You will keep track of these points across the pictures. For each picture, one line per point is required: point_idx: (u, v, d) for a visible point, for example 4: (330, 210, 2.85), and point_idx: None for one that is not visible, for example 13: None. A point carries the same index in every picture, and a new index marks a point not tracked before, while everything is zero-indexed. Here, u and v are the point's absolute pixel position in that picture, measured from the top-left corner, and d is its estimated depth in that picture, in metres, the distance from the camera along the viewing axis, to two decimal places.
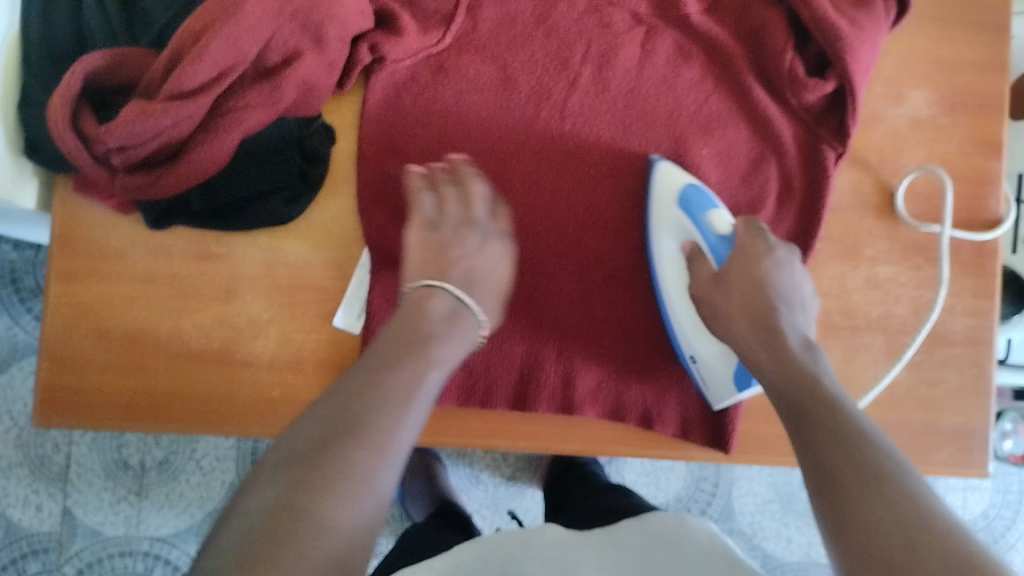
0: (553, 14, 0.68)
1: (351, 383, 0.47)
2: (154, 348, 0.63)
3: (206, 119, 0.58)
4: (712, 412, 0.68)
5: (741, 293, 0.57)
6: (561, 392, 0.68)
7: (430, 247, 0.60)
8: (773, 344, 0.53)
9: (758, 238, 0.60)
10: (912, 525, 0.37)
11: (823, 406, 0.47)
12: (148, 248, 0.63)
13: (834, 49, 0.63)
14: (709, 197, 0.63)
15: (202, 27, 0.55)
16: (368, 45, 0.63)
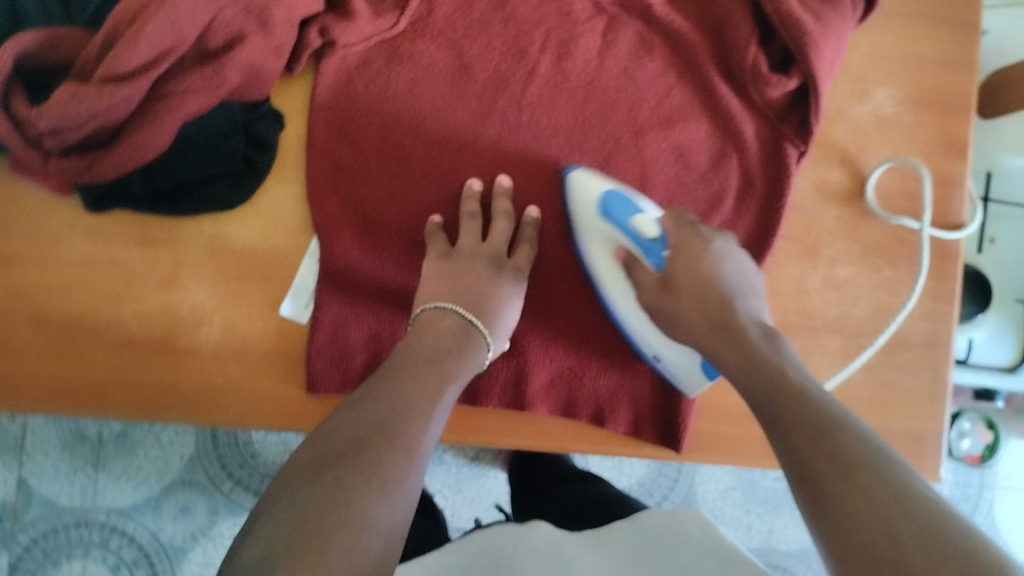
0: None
1: (376, 398, 0.50)
2: (94, 334, 0.62)
3: (144, 102, 0.56)
4: (665, 410, 0.68)
5: (692, 296, 0.56)
6: (513, 387, 0.67)
7: (443, 276, 0.62)
8: (734, 340, 0.52)
9: (691, 234, 0.58)
10: (891, 510, 0.35)
11: (790, 395, 0.45)
12: (89, 231, 0.62)
13: (798, 45, 0.62)
14: (627, 197, 0.61)
15: (138, 8, 0.53)
16: (318, 28, 0.62)
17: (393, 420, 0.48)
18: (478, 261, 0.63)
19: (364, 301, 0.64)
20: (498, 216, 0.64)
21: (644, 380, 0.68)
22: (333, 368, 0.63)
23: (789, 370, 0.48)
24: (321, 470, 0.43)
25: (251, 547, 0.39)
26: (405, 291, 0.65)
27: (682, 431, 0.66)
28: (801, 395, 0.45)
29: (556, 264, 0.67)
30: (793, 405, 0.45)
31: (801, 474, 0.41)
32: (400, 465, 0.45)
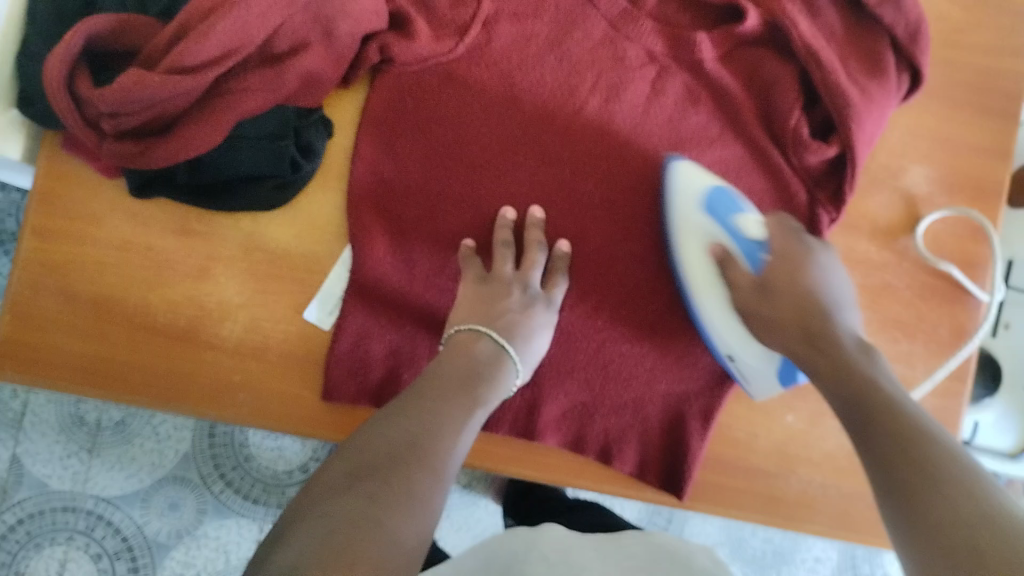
0: (567, 39, 0.68)
1: (410, 412, 0.51)
2: (121, 318, 0.62)
3: (202, 98, 0.57)
4: (671, 455, 0.68)
5: (793, 299, 0.57)
6: (525, 417, 0.67)
7: (478, 300, 0.62)
8: (828, 343, 0.54)
9: (794, 241, 0.60)
10: (971, 520, 0.36)
11: (881, 404, 0.48)
12: (128, 215, 0.62)
13: (840, 114, 0.64)
14: (734, 200, 0.63)
15: (212, 5, 0.55)
16: (377, 47, 0.63)
17: (421, 438, 0.49)
18: (512, 287, 0.63)
19: (390, 316, 0.65)
20: (534, 245, 0.64)
21: (653, 425, 0.69)
22: (350, 378, 0.64)
23: (879, 380, 0.50)
24: (355, 481, 0.44)
25: (283, 553, 0.39)
26: (432, 308, 0.66)
27: (688, 479, 0.67)
28: (887, 406, 0.48)
29: (582, 303, 0.68)
30: (884, 426, 0.46)
31: (893, 486, 0.42)
32: (427, 479, 0.46)
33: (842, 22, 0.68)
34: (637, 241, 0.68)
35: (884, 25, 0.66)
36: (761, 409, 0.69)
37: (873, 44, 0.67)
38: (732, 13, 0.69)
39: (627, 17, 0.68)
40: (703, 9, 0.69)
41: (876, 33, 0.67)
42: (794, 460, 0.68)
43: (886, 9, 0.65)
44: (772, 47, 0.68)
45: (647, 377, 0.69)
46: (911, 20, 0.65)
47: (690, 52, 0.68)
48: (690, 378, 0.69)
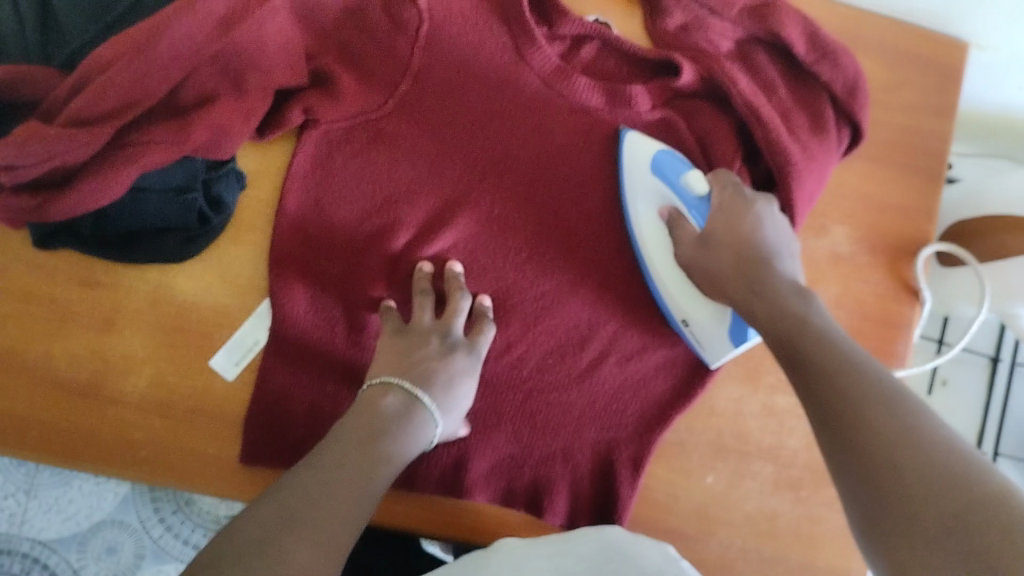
0: (502, 98, 0.67)
1: (293, 481, 0.49)
2: (22, 370, 0.61)
3: (105, 150, 0.56)
4: (602, 501, 0.68)
5: (729, 250, 0.58)
6: (452, 474, 0.66)
7: (393, 351, 0.60)
8: (763, 284, 0.55)
9: (735, 196, 0.60)
10: (939, 489, 0.37)
11: (818, 354, 0.49)
12: (32, 265, 0.61)
13: (781, 174, 0.65)
14: (683, 162, 0.64)
15: (111, 58, 0.53)
16: (302, 107, 0.62)
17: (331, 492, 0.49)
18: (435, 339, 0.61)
19: (310, 373, 0.64)
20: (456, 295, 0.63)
21: (583, 472, 0.68)
22: (267, 437, 0.63)
23: (812, 321, 0.51)
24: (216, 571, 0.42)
25: None
26: (353, 365, 0.65)
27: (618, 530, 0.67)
28: (833, 377, 0.47)
29: (507, 353, 0.67)
30: (850, 411, 0.44)
31: (864, 471, 0.41)
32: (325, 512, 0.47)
33: (782, 78, 0.68)
34: (560, 300, 0.67)
35: (823, 83, 0.67)
36: (679, 470, 0.68)
37: (813, 101, 0.68)
38: (665, 67, 0.68)
39: (560, 74, 0.67)
40: (637, 62, 0.69)
41: (817, 93, 0.68)
42: (713, 522, 0.68)
43: (822, 66, 0.67)
44: (708, 102, 0.69)
45: (576, 424, 0.68)
46: (848, 76, 0.67)
47: (627, 107, 0.67)
48: (619, 424, 0.68)
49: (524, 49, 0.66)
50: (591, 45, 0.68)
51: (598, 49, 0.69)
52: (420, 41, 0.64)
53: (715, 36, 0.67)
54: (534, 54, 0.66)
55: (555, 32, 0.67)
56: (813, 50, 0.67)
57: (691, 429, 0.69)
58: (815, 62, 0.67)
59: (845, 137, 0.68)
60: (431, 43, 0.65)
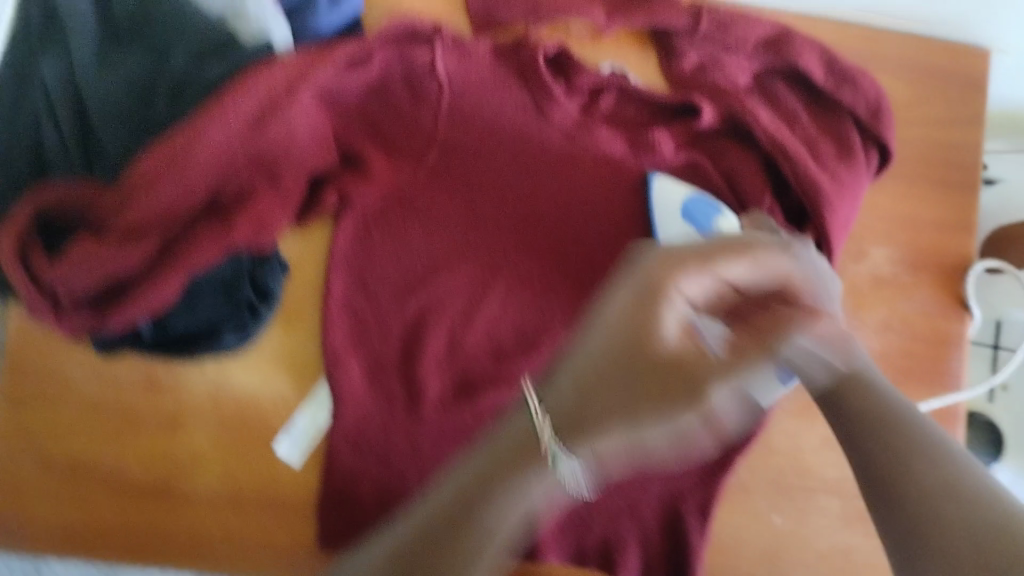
0: (528, 157, 0.67)
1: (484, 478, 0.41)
2: (98, 477, 0.63)
3: (155, 258, 0.57)
4: (675, 556, 0.69)
5: None
6: None
7: None
8: None
9: None
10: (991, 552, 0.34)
11: (830, 355, 0.44)
12: (97, 375, 0.64)
13: (813, 207, 0.65)
14: (711, 204, 0.66)
15: (152, 171, 0.55)
16: (336, 190, 0.63)
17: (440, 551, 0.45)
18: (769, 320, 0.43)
19: (376, 451, 0.65)
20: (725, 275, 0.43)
21: (653, 524, 0.69)
22: (340, 517, 0.64)
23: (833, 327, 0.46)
24: None
25: None
26: (417, 437, 0.65)
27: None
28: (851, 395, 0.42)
29: None
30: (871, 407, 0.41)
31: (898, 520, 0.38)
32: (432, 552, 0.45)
33: (804, 108, 0.69)
34: None
35: (845, 107, 0.68)
36: (744, 511, 0.69)
37: (838, 127, 0.69)
38: (683, 108, 0.69)
39: (582, 127, 0.68)
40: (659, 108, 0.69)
41: (839, 117, 0.69)
42: (786, 561, 0.68)
43: (843, 92, 0.68)
44: (730, 140, 0.70)
45: (642, 479, 0.68)
46: (869, 99, 0.68)
47: (653, 152, 0.68)
48: (683, 476, 0.68)
49: (544, 106, 0.67)
50: (610, 93, 0.69)
51: (617, 98, 0.69)
52: (443, 110, 0.66)
53: (733, 73, 0.69)
54: (555, 111, 0.67)
55: (573, 85, 0.68)
56: (832, 76, 0.68)
57: (751, 470, 0.69)
58: (836, 88, 0.68)
59: (873, 160, 0.68)
60: (455, 112, 0.66)
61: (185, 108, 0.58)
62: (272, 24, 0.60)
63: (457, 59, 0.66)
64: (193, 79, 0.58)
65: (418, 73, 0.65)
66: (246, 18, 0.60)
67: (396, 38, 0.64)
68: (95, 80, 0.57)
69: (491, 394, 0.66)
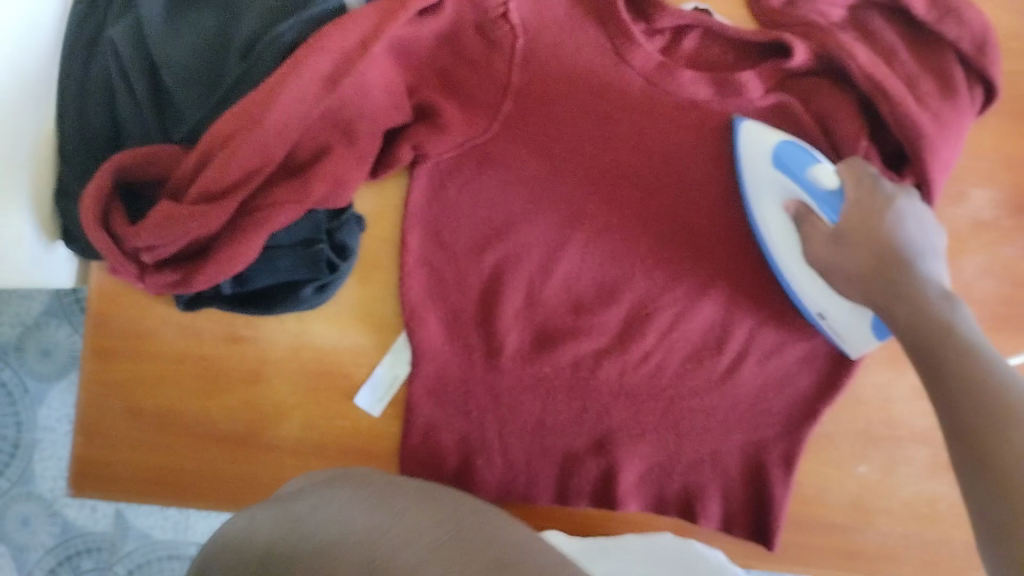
0: (607, 105, 0.66)
1: None
2: (183, 428, 0.64)
3: (234, 218, 0.57)
4: (757, 506, 0.68)
5: (866, 249, 0.54)
6: (602, 485, 0.67)
7: None
8: (902, 285, 0.52)
9: (873, 189, 0.56)
10: None
11: (956, 356, 0.46)
12: (178, 328, 0.64)
13: (913, 147, 0.61)
14: (806, 149, 0.59)
15: (231, 131, 0.54)
16: (411, 144, 0.63)
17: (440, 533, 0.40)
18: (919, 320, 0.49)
19: (456, 404, 0.65)
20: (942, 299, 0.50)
21: (734, 474, 0.68)
22: (422, 469, 0.65)
23: (960, 330, 0.47)
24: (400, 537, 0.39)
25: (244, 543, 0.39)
26: (496, 389, 0.66)
27: (776, 528, 0.66)
28: (977, 391, 0.43)
29: (645, 362, 0.67)
30: (982, 431, 0.42)
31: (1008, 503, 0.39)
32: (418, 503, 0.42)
33: (902, 42, 0.65)
34: (693, 302, 0.67)
35: (948, 42, 0.63)
36: (830, 461, 0.68)
37: (938, 62, 0.64)
38: (769, 48, 0.66)
39: (663, 69, 0.65)
40: (745, 47, 0.67)
41: (943, 52, 0.64)
42: (871, 511, 0.67)
43: (947, 25, 0.63)
44: (825, 78, 0.66)
45: (721, 427, 0.68)
46: (975, 31, 0.63)
47: (738, 94, 0.65)
48: (766, 425, 0.68)
49: (624, 49, 0.65)
50: (692, 34, 0.66)
51: (699, 39, 0.67)
52: (517, 55, 0.64)
53: (826, 7, 0.65)
54: (635, 54, 0.65)
55: (653, 27, 0.66)
56: (936, 8, 0.63)
57: (838, 419, 0.67)
58: (938, 21, 0.63)
59: (979, 97, 0.64)
60: (529, 58, 0.65)
61: (257, 68, 0.56)
62: None
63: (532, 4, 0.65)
64: (262, 35, 0.56)
65: (490, 19, 0.63)
66: None
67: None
68: (166, 46, 0.57)
69: (571, 345, 0.66)
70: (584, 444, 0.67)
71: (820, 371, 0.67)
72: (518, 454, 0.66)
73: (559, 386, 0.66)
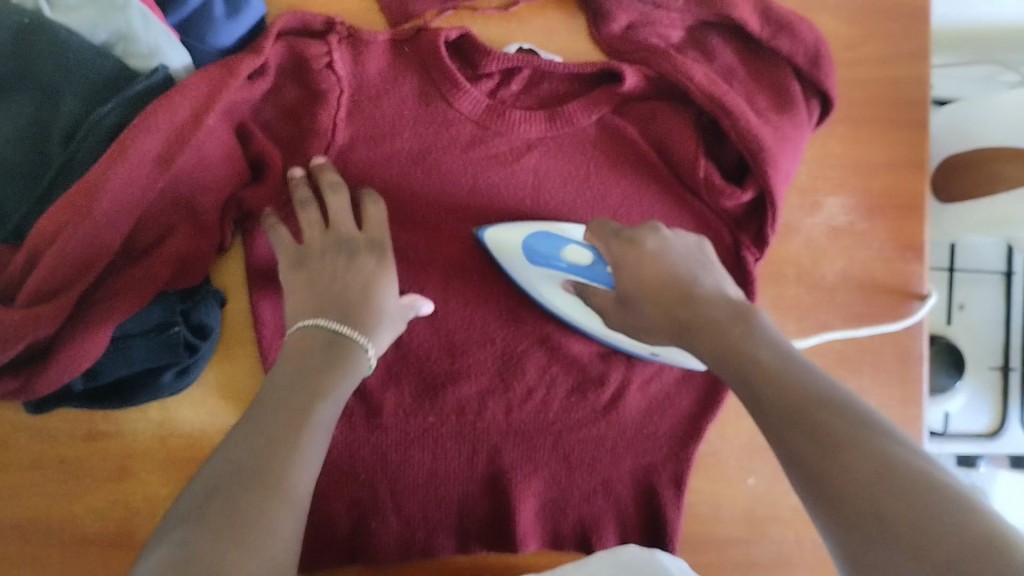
0: (437, 148, 0.64)
1: (234, 459, 0.44)
2: (49, 537, 0.60)
3: (75, 314, 0.54)
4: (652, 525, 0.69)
5: (653, 300, 0.53)
6: (501, 525, 0.67)
7: (307, 283, 0.56)
8: (699, 329, 0.50)
9: (616, 240, 0.57)
10: (922, 494, 0.36)
11: (774, 380, 0.44)
12: (33, 432, 0.60)
13: (757, 159, 0.63)
14: (547, 237, 0.61)
15: (54, 229, 0.51)
16: (234, 203, 0.60)
17: (266, 460, 0.44)
18: (331, 259, 0.57)
19: (345, 472, 0.64)
20: (330, 189, 0.59)
21: (627, 502, 0.68)
22: (317, 545, 0.64)
23: (765, 363, 0.45)
24: (218, 494, 0.42)
25: None
26: (381, 447, 0.64)
27: (673, 549, 0.67)
28: (806, 391, 0.42)
29: (529, 399, 0.66)
30: (816, 441, 0.40)
31: (820, 481, 0.39)
32: (286, 537, 0.42)
33: (739, 58, 0.67)
34: (567, 332, 0.67)
35: (783, 56, 0.66)
36: (719, 479, 0.69)
37: (777, 76, 0.66)
38: (599, 77, 0.67)
39: (492, 112, 0.64)
40: (575, 80, 0.67)
41: (778, 67, 0.66)
42: (762, 522, 0.69)
43: (781, 40, 0.65)
44: (661, 100, 0.67)
45: (611, 456, 0.67)
46: (809, 45, 0.65)
47: (575, 125, 0.66)
48: (654, 445, 0.68)
49: (449, 94, 0.64)
50: (521, 76, 0.66)
51: (529, 78, 0.66)
52: (342, 109, 0.62)
53: (665, 30, 0.66)
54: (462, 99, 0.64)
55: (480, 71, 0.65)
56: (769, 26, 0.65)
57: (723, 436, 0.69)
58: (772, 37, 0.65)
59: (815, 108, 0.66)
60: (355, 112, 0.63)
61: (81, 154, 0.54)
62: (168, 50, 0.57)
63: (351, 53, 0.63)
64: (85, 121, 0.54)
65: (313, 68, 0.61)
66: (135, 40, 0.56)
67: (289, 37, 0.62)
68: None
69: (452, 392, 0.65)
70: (475, 488, 0.66)
71: (700, 391, 0.69)
72: (413, 508, 0.65)
73: (443, 434, 0.65)
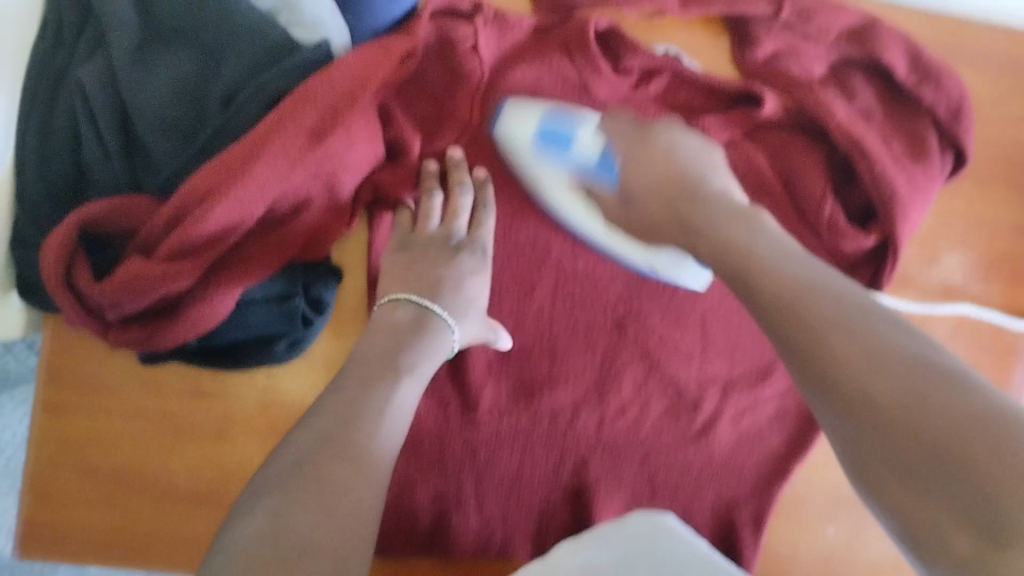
0: None
1: (321, 424, 0.45)
2: (139, 490, 0.61)
3: (206, 273, 0.54)
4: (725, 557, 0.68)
5: (658, 180, 0.57)
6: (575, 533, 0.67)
7: (399, 267, 0.58)
8: (699, 207, 0.53)
9: (631, 130, 0.61)
10: (921, 376, 0.37)
11: (766, 274, 0.46)
12: (140, 381, 0.61)
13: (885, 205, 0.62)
14: (560, 120, 0.62)
15: (207, 187, 0.51)
16: (370, 185, 0.60)
17: (350, 433, 0.45)
18: (431, 252, 0.59)
19: (438, 465, 0.63)
20: (455, 189, 0.60)
21: (703, 528, 0.68)
22: (398, 532, 0.63)
23: (770, 255, 0.47)
24: (306, 466, 0.43)
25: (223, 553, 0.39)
26: (472, 442, 0.64)
27: None
28: (810, 284, 0.44)
29: (623, 415, 0.66)
30: (816, 331, 0.41)
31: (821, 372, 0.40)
32: (370, 502, 0.43)
33: (879, 102, 0.67)
34: (668, 352, 0.67)
35: (925, 107, 0.65)
36: (799, 521, 0.69)
37: (915, 126, 0.66)
38: (738, 97, 0.66)
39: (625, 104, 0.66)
40: (714, 96, 0.67)
41: (917, 120, 0.66)
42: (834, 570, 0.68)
43: (925, 90, 0.65)
44: (796, 133, 0.66)
45: (695, 483, 0.67)
46: (951, 99, 0.64)
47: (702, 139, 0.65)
48: (739, 479, 0.68)
49: (588, 81, 0.65)
50: (660, 79, 0.66)
51: (667, 84, 0.67)
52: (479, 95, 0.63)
53: (808, 62, 0.66)
54: (599, 85, 0.65)
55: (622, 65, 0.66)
56: (915, 74, 0.65)
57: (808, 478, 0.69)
58: (917, 85, 0.65)
59: (949, 163, 0.65)
60: (488, 97, 0.64)
61: (238, 118, 0.54)
62: (329, 27, 0.57)
63: (496, 35, 0.64)
64: (245, 86, 0.55)
65: (460, 49, 0.63)
66: (299, 11, 0.57)
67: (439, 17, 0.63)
68: (138, 88, 0.54)
69: (549, 396, 0.65)
70: (558, 495, 0.66)
71: (791, 429, 0.69)
72: (494, 507, 0.65)
73: (534, 438, 0.65)
